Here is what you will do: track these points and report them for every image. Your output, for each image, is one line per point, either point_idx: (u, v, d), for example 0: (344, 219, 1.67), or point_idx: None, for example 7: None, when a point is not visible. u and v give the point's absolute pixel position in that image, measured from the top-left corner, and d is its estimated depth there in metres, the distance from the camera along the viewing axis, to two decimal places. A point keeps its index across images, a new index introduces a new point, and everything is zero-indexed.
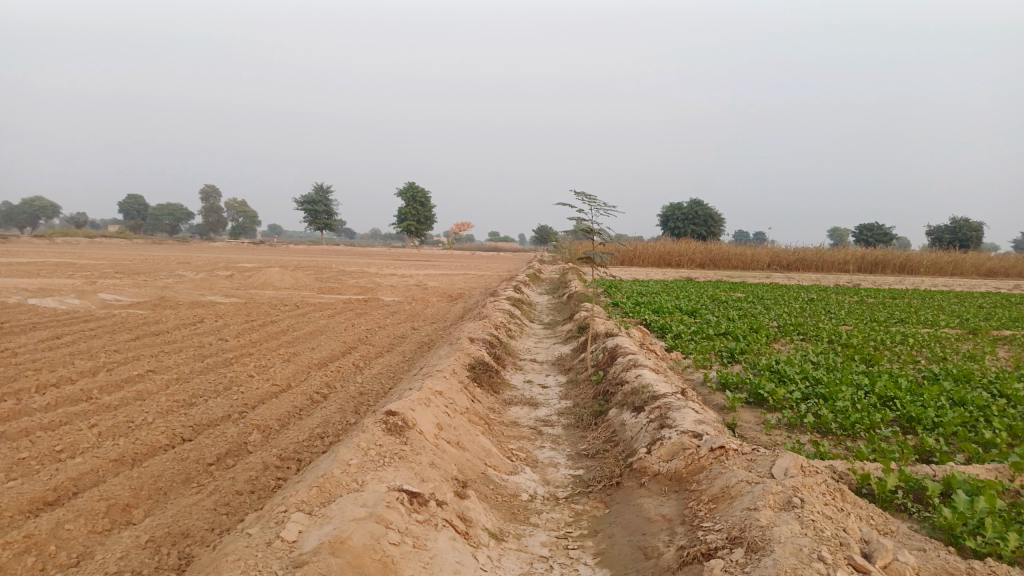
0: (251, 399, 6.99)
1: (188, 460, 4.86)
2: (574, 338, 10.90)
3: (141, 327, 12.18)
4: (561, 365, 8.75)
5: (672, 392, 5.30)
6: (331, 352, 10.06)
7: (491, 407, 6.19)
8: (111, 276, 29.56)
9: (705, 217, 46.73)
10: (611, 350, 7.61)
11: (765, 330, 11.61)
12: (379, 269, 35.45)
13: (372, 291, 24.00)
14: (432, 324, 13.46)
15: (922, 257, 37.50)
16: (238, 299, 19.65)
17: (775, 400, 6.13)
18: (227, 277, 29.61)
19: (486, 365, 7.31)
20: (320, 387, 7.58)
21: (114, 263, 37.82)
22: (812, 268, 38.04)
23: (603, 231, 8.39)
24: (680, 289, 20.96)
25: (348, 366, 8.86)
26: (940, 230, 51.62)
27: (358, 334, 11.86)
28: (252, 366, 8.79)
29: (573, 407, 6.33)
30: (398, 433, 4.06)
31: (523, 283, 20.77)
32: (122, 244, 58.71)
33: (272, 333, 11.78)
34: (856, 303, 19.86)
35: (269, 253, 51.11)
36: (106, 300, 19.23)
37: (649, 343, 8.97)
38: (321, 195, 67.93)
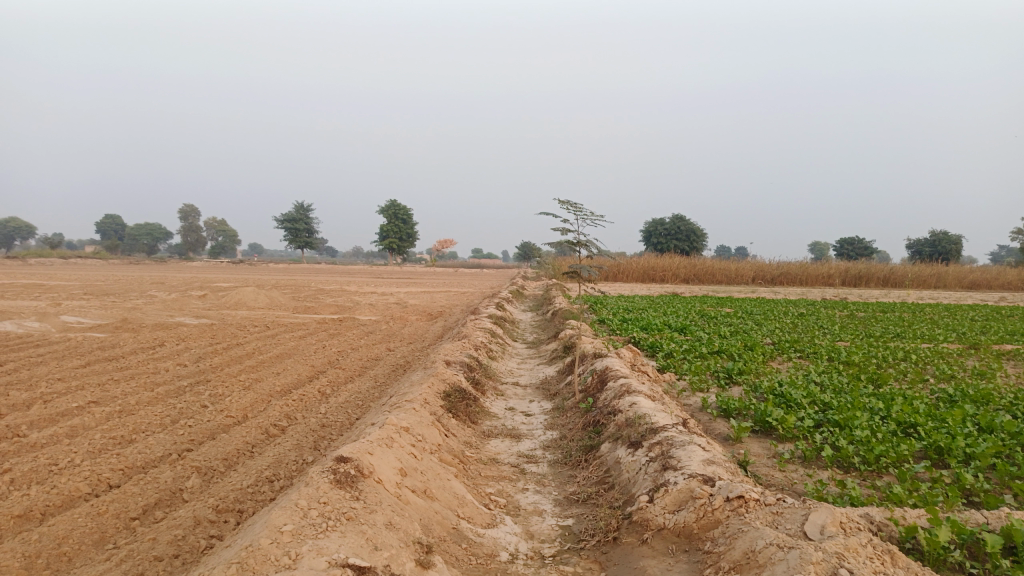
0: (199, 435, 6.23)
1: (108, 514, 4.13)
2: (559, 359, 10.23)
3: (95, 352, 11.35)
4: (546, 389, 8.07)
5: (672, 425, 4.63)
6: (297, 378, 9.30)
7: (468, 441, 5.49)
8: (79, 297, 28.57)
9: (688, 232, 46.40)
10: (601, 374, 6.95)
11: (761, 347, 11.01)
12: (358, 287, 34.64)
13: (350, 310, 23.19)
14: (409, 345, 12.71)
15: (905, 270, 37.28)
16: (208, 320, 18.79)
17: (785, 429, 5.48)
18: (200, 297, 28.67)
19: (463, 392, 6.62)
20: (278, 419, 6.84)
21: (86, 283, 36.75)
22: (796, 282, 37.71)
23: (590, 243, 7.68)
24: (666, 305, 20.34)
25: (313, 394, 8.12)
26: (921, 243, 51.68)
27: (329, 357, 11.11)
28: (207, 395, 8.02)
29: (559, 439, 5.64)
30: (349, 486, 3.35)
31: (505, 301, 20.08)
32: (98, 265, 57.36)
33: (236, 357, 11.00)
34: (846, 317, 19.36)
35: (248, 272, 50.23)
36: (67, 322, 18.30)
37: (641, 364, 8.31)
38: (302, 213, 67.02)
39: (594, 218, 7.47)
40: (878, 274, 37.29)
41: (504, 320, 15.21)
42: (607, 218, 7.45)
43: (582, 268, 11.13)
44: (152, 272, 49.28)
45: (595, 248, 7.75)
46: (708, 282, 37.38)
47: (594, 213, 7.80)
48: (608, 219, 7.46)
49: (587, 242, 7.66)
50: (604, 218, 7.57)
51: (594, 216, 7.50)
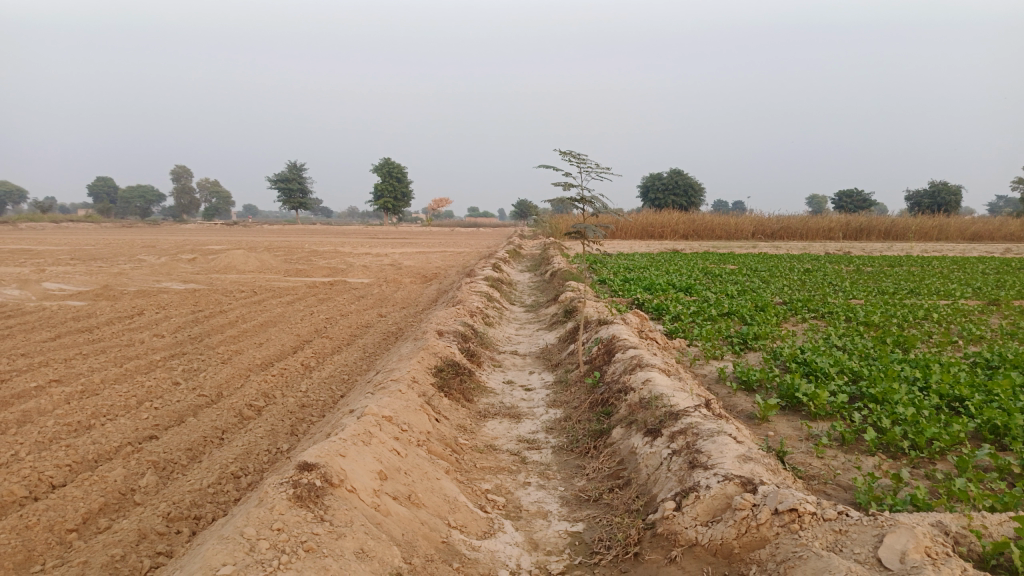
0: (165, 421, 5.60)
1: (42, 524, 3.54)
2: (559, 323, 9.63)
3: (68, 323, 10.70)
4: (547, 360, 7.45)
5: (696, 410, 4.02)
6: (281, 349, 8.67)
7: (461, 424, 4.90)
8: (66, 262, 27.82)
9: (686, 186, 45.48)
10: (608, 344, 6.34)
11: (773, 307, 10.39)
12: (352, 248, 33.87)
13: (342, 273, 22.48)
14: (401, 311, 12.07)
15: (908, 222, 36.57)
16: (194, 286, 18.12)
17: (817, 406, 4.89)
18: (189, 260, 28.01)
19: (457, 366, 6.01)
20: (256, 398, 6.21)
21: (75, 248, 35.97)
22: (797, 236, 37.02)
23: (596, 201, 6.81)
24: (668, 262, 19.68)
25: (297, 368, 7.50)
26: (920, 195, 50.83)
27: (316, 325, 10.48)
28: (180, 371, 7.39)
29: (563, 420, 5.04)
30: (313, 504, 2.75)
31: (501, 261, 19.40)
32: (89, 229, 56.36)
33: (218, 327, 10.36)
34: (853, 272, 18.75)
35: (240, 234, 49.32)
36: (48, 289, 17.64)
37: (648, 329, 7.69)
38: (295, 173, 65.85)
39: (599, 172, 6.69)
40: (881, 227, 36.62)
41: (501, 282, 14.56)
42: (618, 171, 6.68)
43: (585, 226, 10.41)
44: (144, 235, 48.45)
45: (600, 206, 7.04)
46: (708, 237, 36.68)
47: (600, 164, 6.67)
48: (617, 172, 6.69)
49: (591, 198, 6.89)
50: (611, 172, 6.80)
51: (598, 168, 6.75)
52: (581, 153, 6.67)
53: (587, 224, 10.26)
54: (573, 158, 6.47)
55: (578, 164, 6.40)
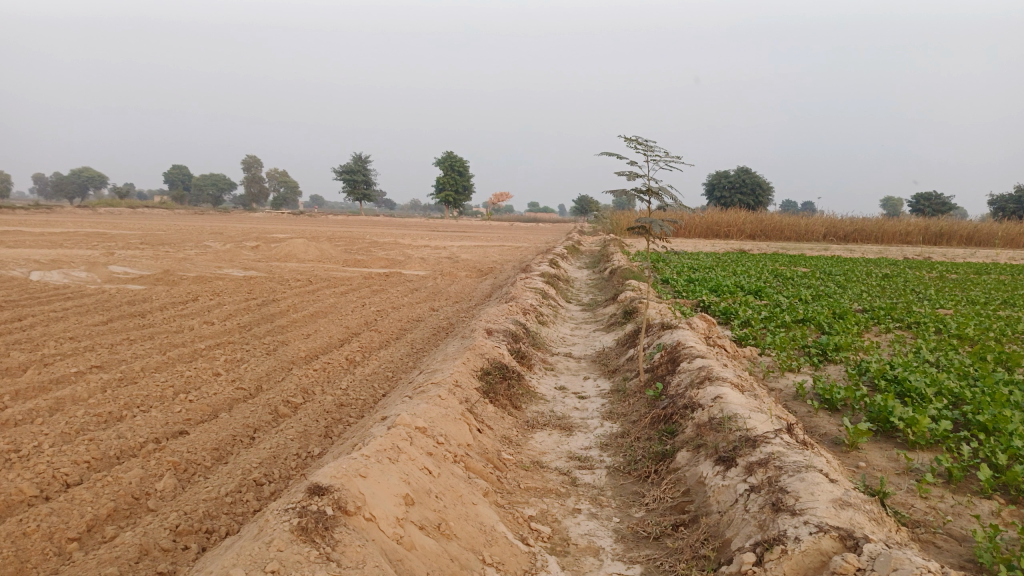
0: (197, 414, 5.30)
1: (42, 531, 3.22)
2: (618, 325, 9.07)
3: (123, 307, 10.68)
4: (603, 365, 6.91)
5: (778, 437, 3.45)
6: (327, 341, 8.37)
7: (507, 437, 4.44)
8: (135, 246, 28.53)
9: (754, 185, 43.95)
10: (672, 352, 5.78)
11: (852, 316, 9.59)
12: (412, 240, 33.82)
13: (399, 265, 22.29)
14: (454, 306, 11.67)
15: (993, 227, 34.39)
16: (252, 273, 18.17)
17: (916, 434, 4.25)
18: (252, 248, 28.39)
19: (505, 370, 5.55)
20: (294, 394, 5.87)
21: (146, 233, 36.99)
22: (871, 239, 35.27)
23: (664, 192, 6.21)
24: (735, 263, 18.77)
25: (342, 362, 7.15)
26: (1004, 199, 47.92)
27: (366, 317, 10.18)
28: (222, 361, 7.14)
29: (620, 435, 4.52)
30: (321, 538, 2.33)
31: (560, 257, 18.85)
32: (163, 215, 58.19)
33: (267, 316, 10.16)
34: (937, 279, 17.50)
35: (304, 224, 50.07)
36: (113, 272, 17.96)
37: (716, 336, 7.06)
38: (360, 165, 66.63)
39: (668, 161, 6.07)
40: (964, 232, 34.53)
41: (558, 279, 14.04)
42: (691, 162, 6.06)
43: (652, 222, 9.76)
44: (211, 222, 49.68)
45: (667, 200, 6.43)
46: (776, 239, 35.31)
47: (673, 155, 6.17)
48: (689, 163, 6.07)
49: (658, 191, 6.27)
50: (682, 162, 6.18)
51: (668, 157, 6.14)
52: (648, 141, 6.09)
53: (653, 220, 9.62)
54: (640, 145, 5.90)
55: (644, 151, 5.82)
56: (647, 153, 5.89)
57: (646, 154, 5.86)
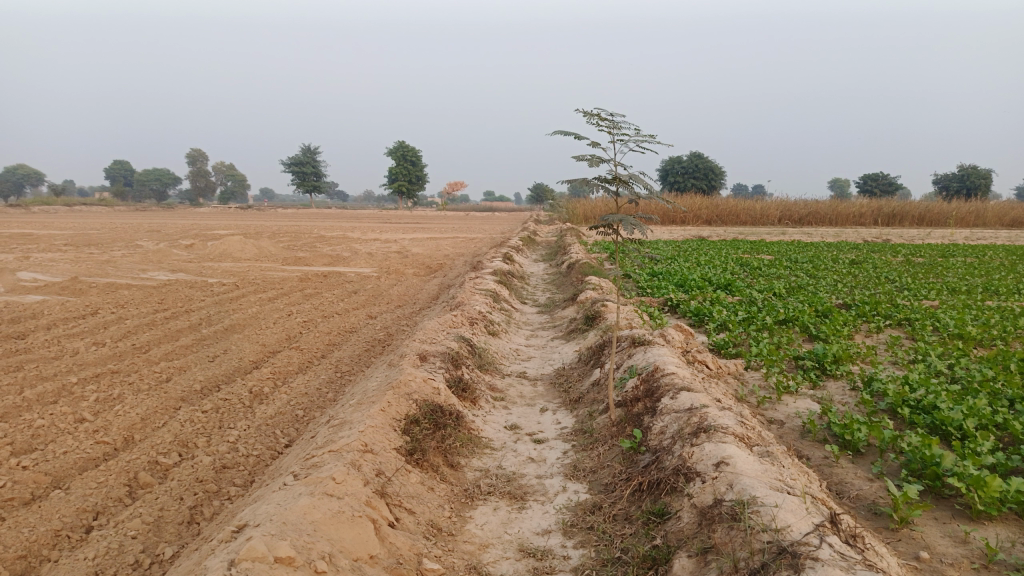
0: (23, 490, 3.95)
1: None
2: (579, 333, 7.91)
3: (1, 326, 9.09)
4: (563, 391, 5.68)
5: (825, 547, 2.33)
6: (236, 366, 7.01)
7: (434, 524, 3.21)
8: (58, 248, 26.34)
9: (707, 169, 43.26)
10: (648, 380, 4.61)
11: (838, 313, 8.59)
12: (362, 234, 32.22)
13: (343, 262, 20.80)
14: (395, 312, 10.39)
15: (943, 207, 34.23)
16: (177, 277, 16.51)
17: (983, 500, 3.18)
18: (186, 247, 26.47)
19: (439, 413, 4.32)
20: (167, 452, 4.54)
21: (77, 233, 34.69)
22: (825, 222, 34.85)
23: (634, 181, 5.03)
24: (695, 252, 17.87)
25: (244, 396, 5.80)
26: (948, 179, 48.19)
27: (291, 330, 8.81)
28: (93, 399, 5.73)
29: (590, 513, 3.33)
30: None
31: (513, 250, 17.68)
32: (101, 212, 55.08)
33: (174, 333, 8.71)
34: (903, 265, 16.79)
35: (249, 218, 48.00)
36: (18, 280, 16.09)
37: (696, 352, 5.89)
38: (308, 156, 64.21)
39: (639, 142, 4.84)
40: (916, 212, 34.31)
41: (512, 276, 12.86)
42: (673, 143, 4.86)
43: (623, 219, 8.43)
44: (150, 219, 47.24)
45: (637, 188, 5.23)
46: (731, 224, 34.71)
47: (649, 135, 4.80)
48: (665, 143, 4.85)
49: (627, 177, 5.07)
50: (657, 142, 4.92)
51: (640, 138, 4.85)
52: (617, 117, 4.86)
53: (622, 217, 8.36)
54: (605, 121, 4.69)
55: (608, 127, 4.60)
56: (613, 132, 4.69)
57: (611, 132, 4.66)
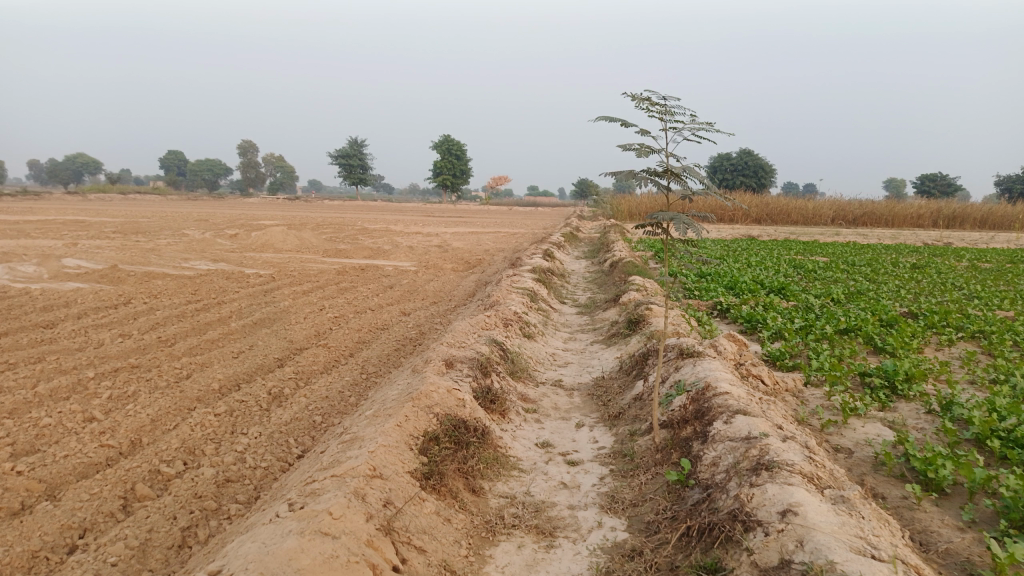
0: (12, 499, 3.66)
1: None
2: (620, 338, 7.41)
3: (33, 314, 8.99)
4: (602, 403, 5.20)
5: None
6: (259, 364, 6.70)
7: (447, 567, 2.78)
8: (107, 236, 26.75)
9: (756, 167, 42.05)
10: (698, 398, 4.10)
11: (904, 324, 7.91)
12: (404, 226, 32.08)
13: (383, 255, 20.60)
14: (430, 309, 10.02)
15: (1008, 210, 32.53)
16: (217, 267, 16.45)
17: None
18: (231, 237, 26.64)
19: (462, 429, 3.89)
20: (171, 461, 4.22)
21: (128, 220, 35.33)
22: (880, 223, 33.47)
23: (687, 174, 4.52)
24: (744, 252, 17.14)
25: (261, 398, 5.47)
26: (1012, 179, 46.03)
27: (320, 326, 8.49)
28: (106, 396, 5.46)
29: (629, 558, 2.87)
30: None
31: (554, 247, 17.19)
32: (154, 201, 56.29)
33: (203, 326, 8.47)
34: (968, 270, 15.79)
35: (295, 209, 48.41)
36: (63, 266, 16.22)
37: (750, 366, 5.33)
38: (356, 149, 64.45)
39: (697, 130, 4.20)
40: (978, 214, 32.67)
41: (552, 274, 12.38)
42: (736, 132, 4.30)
43: (676, 217, 7.62)
44: (200, 209, 48.00)
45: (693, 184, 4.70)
46: (781, 223, 33.60)
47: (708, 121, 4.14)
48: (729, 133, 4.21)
49: (680, 170, 4.57)
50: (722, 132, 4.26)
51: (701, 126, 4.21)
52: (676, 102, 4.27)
53: (674, 214, 7.54)
54: (658, 106, 4.14)
55: (660, 111, 4.05)
56: (666, 118, 4.10)
57: (664, 117, 4.09)
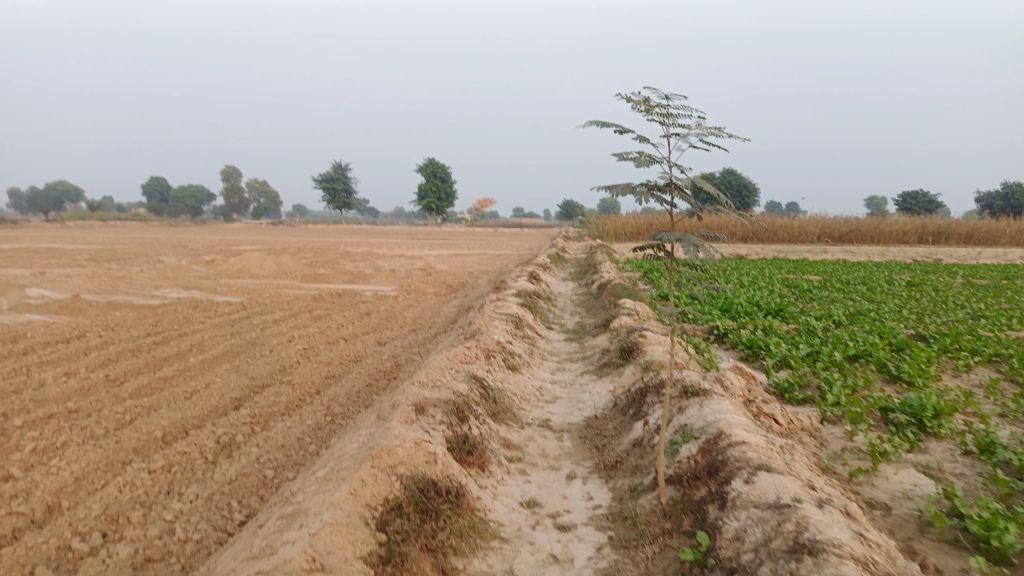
0: None
1: None
2: (612, 368, 6.79)
3: None
4: (595, 448, 4.58)
5: None
6: (213, 405, 6.03)
7: None
8: (79, 263, 25.87)
9: (740, 186, 41.91)
10: (710, 449, 3.50)
11: (916, 348, 7.35)
12: (388, 250, 31.44)
13: (364, 280, 19.95)
14: (408, 338, 9.40)
15: (993, 226, 32.42)
16: (188, 295, 15.72)
17: None
18: (207, 263, 25.87)
19: (432, 493, 3.26)
20: (87, 533, 3.56)
21: (104, 247, 34.43)
22: (866, 240, 33.23)
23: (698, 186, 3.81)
24: (735, 271, 16.66)
25: (208, 449, 4.80)
26: (991, 196, 46.17)
27: (287, 360, 7.83)
28: (28, 450, 4.77)
29: None
30: None
31: (539, 268, 16.60)
32: (133, 227, 55.41)
33: (158, 362, 7.78)
34: (964, 287, 15.38)
35: (276, 234, 47.65)
36: (25, 296, 15.41)
37: (761, 403, 4.74)
38: (340, 173, 63.92)
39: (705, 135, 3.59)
40: (963, 230, 32.53)
41: (538, 298, 11.78)
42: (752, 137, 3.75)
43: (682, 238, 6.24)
44: (180, 234, 47.15)
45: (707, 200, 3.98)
46: (768, 242, 33.29)
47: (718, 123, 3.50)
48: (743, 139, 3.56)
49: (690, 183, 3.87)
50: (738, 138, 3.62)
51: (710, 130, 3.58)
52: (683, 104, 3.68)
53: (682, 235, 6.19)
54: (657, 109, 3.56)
55: (659, 112, 3.47)
56: (666, 122, 3.52)
57: (663, 120, 3.50)
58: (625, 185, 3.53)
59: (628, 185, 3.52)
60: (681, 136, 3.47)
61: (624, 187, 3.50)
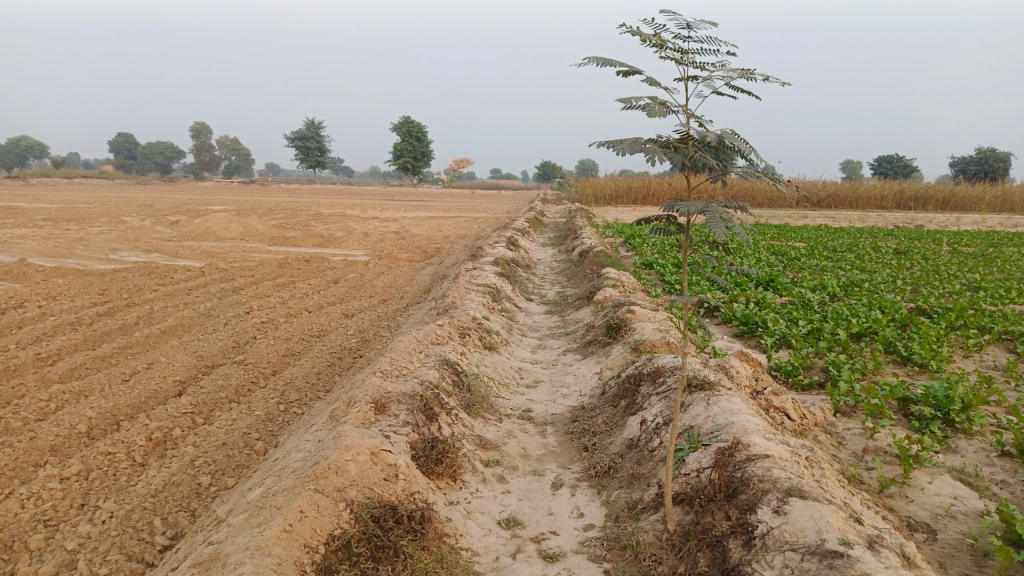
0: None
1: None
2: (598, 348, 6.19)
3: None
4: (583, 448, 3.99)
5: None
6: (151, 391, 5.33)
7: None
8: (33, 223, 24.53)
9: None
10: (725, 463, 2.92)
11: (922, 324, 6.85)
12: (361, 211, 30.40)
13: (335, 243, 19.10)
14: (376, 310, 8.71)
15: (970, 191, 32.18)
16: (145, 260, 14.78)
17: None
18: (172, 224, 24.73)
19: (391, 523, 2.66)
20: None
21: (64, 206, 32.94)
22: (845, 204, 32.87)
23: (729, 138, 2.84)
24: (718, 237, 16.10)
25: (137, 448, 4.14)
26: (966, 161, 46.00)
27: (241, 336, 7.13)
28: None
29: None
30: None
31: (518, 233, 15.90)
32: (98, 185, 53.52)
33: (98, 338, 7.02)
34: (951, 255, 14.97)
35: (245, 194, 46.15)
36: None
37: (771, 395, 4.19)
38: (314, 130, 61.83)
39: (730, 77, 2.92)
40: (941, 195, 32.28)
41: (516, 266, 11.12)
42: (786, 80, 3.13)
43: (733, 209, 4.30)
44: (145, 193, 45.49)
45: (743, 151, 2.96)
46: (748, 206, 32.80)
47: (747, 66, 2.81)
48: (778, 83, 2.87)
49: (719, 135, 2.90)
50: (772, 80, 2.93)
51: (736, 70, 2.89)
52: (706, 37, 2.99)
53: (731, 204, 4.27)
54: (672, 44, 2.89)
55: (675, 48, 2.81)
56: (684, 62, 2.85)
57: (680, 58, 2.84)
58: (633, 138, 2.88)
59: (637, 139, 2.88)
60: (703, 79, 2.84)
61: (632, 142, 2.85)
